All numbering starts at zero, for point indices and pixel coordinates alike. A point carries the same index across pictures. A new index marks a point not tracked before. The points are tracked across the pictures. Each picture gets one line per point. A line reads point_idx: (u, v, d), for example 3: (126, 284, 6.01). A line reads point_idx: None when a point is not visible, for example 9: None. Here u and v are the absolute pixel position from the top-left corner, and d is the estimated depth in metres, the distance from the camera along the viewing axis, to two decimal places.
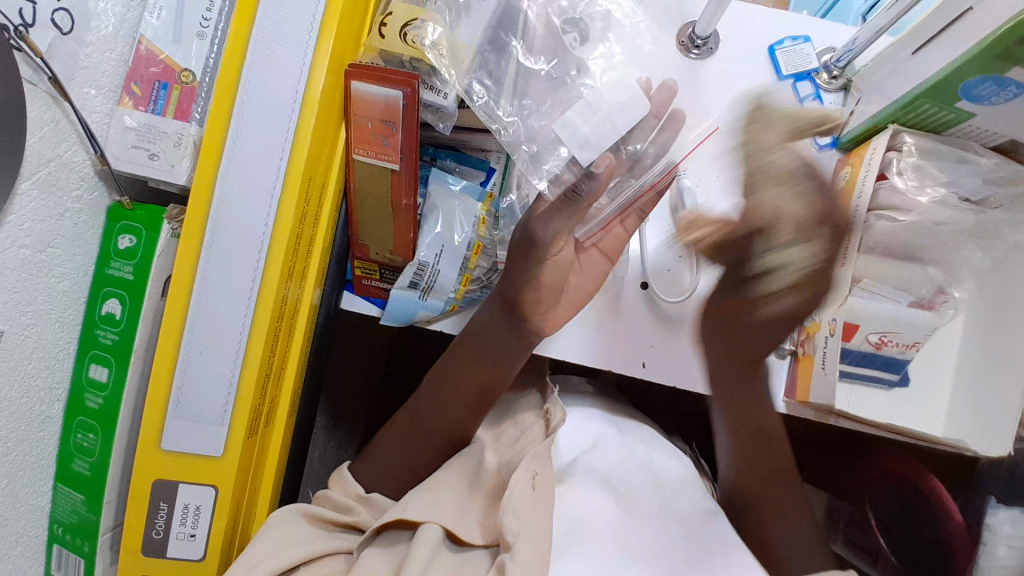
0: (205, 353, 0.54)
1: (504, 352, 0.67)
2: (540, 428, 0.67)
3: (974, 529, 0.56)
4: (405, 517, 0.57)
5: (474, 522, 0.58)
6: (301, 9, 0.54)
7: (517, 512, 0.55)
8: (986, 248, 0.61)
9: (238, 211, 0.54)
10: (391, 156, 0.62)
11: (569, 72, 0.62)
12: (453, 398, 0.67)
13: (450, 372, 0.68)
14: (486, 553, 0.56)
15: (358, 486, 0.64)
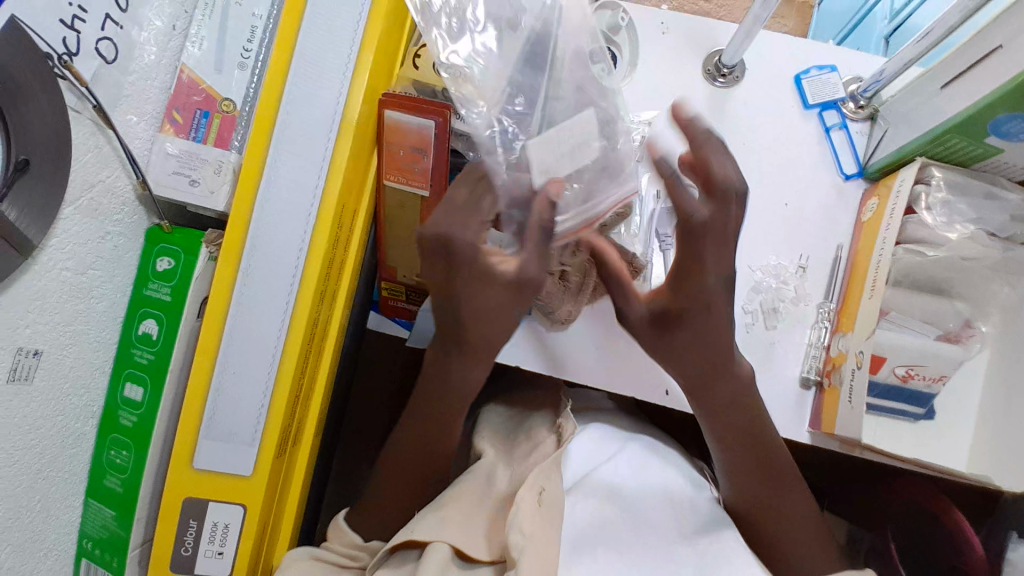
0: (238, 375, 0.55)
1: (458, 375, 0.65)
2: (552, 443, 0.68)
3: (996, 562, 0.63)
4: (413, 538, 0.57)
5: (481, 538, 0.58)
6: (338, 42, 0.56)
7: (521, 527, 0.54)
8: (1014, 284, 0.61)
9: (273, 237, 0.55)
10: (421, 182, 0.63)
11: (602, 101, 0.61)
12: (434, 430, 0.65)
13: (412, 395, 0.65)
14: (493, 571, 0.57)
15: (357, 534, 0.62)
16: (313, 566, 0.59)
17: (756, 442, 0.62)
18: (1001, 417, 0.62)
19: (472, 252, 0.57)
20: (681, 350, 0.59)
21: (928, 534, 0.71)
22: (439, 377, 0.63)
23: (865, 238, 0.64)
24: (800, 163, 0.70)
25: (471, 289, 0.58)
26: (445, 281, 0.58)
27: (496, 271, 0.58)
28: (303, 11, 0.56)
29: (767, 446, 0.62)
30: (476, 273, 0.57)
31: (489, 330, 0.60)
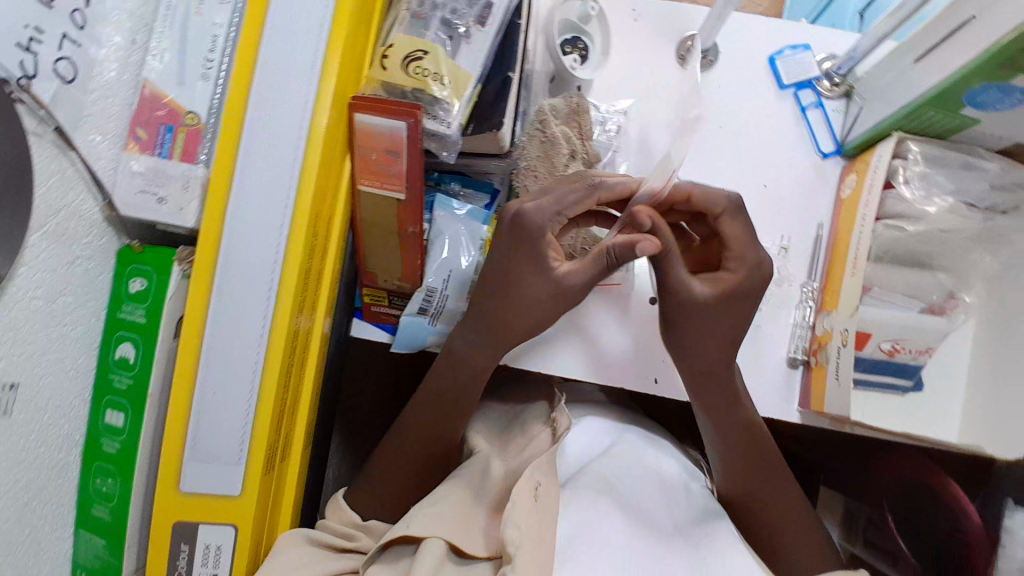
0: (220, 394, 0.54)
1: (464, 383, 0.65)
2: (546, 438, 0.67)
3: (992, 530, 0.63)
4: (409, 534, 0.56)
5: (478, 535, 0.58)
6: (302, 47, 0.55)
7: (517, 523, 0.54)
8: (995, 253, 0.62)
9: (247, 252, 0.54)
10: (396, 185, 0.62)
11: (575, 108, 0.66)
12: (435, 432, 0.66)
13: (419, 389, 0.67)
14: (489, 567, 0.56)
15: (355, 513, 0.64)
16: (312, 551, 0.58)
17: (744, 437, 0.64)
18: (988, 385, 0.62)
19: (539, 237, 0.60)
20: (714, 336, 0.61)
21: (921, 504, 0.72)
22: (451, 374, 0.65)
23: (845, 215, 0.64)
24: (778, 144, 0.69)
25: (524, 275, 0.61)
26: (501, 265, 0.61)
27: (552, 266, 0.61)
28: (264, 18, 0.55)
29: (754, 448, 0.64)
30: (535, 258, 0.61)
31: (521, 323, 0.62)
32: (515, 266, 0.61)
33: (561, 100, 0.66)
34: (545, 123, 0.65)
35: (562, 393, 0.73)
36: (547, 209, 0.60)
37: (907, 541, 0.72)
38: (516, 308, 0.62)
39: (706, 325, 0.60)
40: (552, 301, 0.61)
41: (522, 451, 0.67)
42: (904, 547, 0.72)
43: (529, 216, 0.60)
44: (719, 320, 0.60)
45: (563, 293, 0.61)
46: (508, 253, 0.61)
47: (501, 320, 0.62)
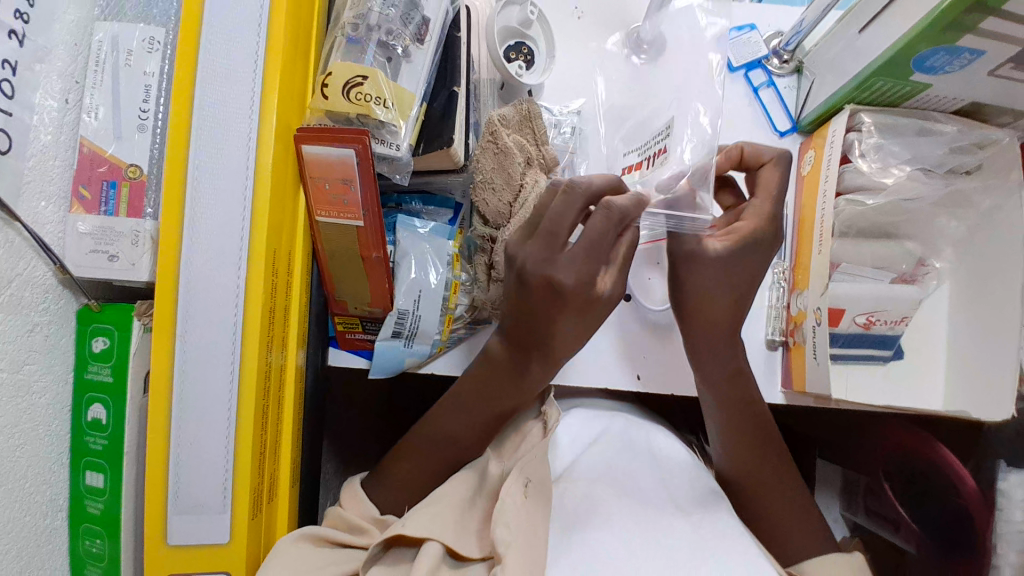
0: (197, 442, 0.54)
1: (502, 395, 0.64)
2: (540, 430, 0.67)
3: (988, 493, 0.64)
4: (405, 534, 0.55)
5: (473, 536, 0.56)
6: (239, 88, 0.55)
7: (508, 523, 0.52)
8: (959, 217, 0.61)
9: (206, 299, 0.54)
10: (353, 212, 0.62)
11: (526, 113, 0.66)
12: (427, 460, 0.65)
13: (460, 404, 0.65)
14: (484, 567, 0.54)
15: (374, 507, 0.62)
16: (312, 550, 0.56)
17: (739, 414, 0.63)
18: (965, 346, 0.62)
19: (582, 294, 0.57)
20: (738, 275, 0.59)
21: (923, 467, 0.71)
22: (484, 387, 0.64)
23: (807, 193, 0.64)
24: (733, 129, 0.69)
25: (568, 315, 0.58)
26: (546, 319, 0.58)
27: (603, 297, 0.58)
28: (195, 63, 0.54)
29: (757, 423, 0.64)
30: (585, 303, 0.57)
31: (572, 345, 0.61)
32: (561, 320, 0.58)
33: (513, 108, 0.66)
34: (496, 134, 0.64)
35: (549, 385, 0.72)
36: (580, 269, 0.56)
37: (906, 508, 0.72)
38: (561, 339, 0.60)
39: (721, 264, 0.59)
40: (595, 316, 0.59)
41: (517, 449, 0.66)
42: (904, 513, 0.72)
43: (565, 279, 0.56)
44: (749, 261, 0.59)
45: (607, 307, 0.59)
46: (556, 313, 0.57)
47: (557, 350, 0.61)
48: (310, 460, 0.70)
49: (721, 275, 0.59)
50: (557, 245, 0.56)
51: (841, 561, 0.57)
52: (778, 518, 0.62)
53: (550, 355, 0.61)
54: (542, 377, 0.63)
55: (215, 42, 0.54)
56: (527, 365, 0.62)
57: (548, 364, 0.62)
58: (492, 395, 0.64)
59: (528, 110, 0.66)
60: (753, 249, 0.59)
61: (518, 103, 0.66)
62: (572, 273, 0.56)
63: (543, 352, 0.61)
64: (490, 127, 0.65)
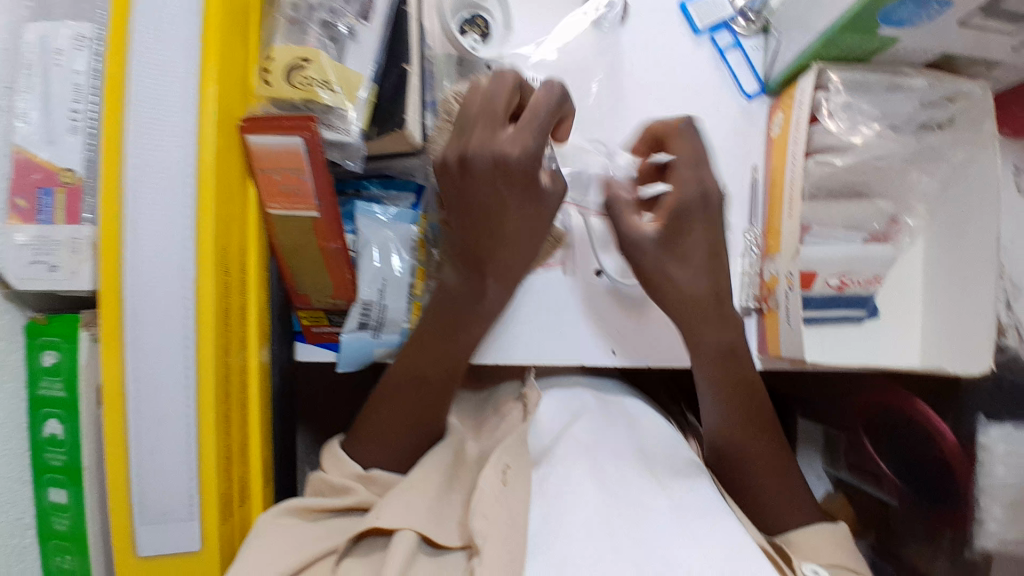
0: (159, 451, 0.53)
1: (464, 325, 0.61)
2: (519, 413, 0.65)
3: (969, 447, 0.65)
4: (379, 526, 0.53)
5: (450, 523, 0.55)
6: (173, 80, 0.52)
7: (486, 513, 0.51)
8: (932, 172, 0.60)
9: (155, 304, 0.52)
10: (306, 203, 0.59)
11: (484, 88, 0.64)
12: (409, 420, 0.61)
13: (421, 343, 0.61)
14: (462, 557, 0.54)
15: (356, 465, 0.59)
16: (294, 527, 0.55)
17: (732, 388, 0.62)
18: (941, 303, 0.61)
19: (529, 171, 0.54)
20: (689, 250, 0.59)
21: (898, 421, 0.71)
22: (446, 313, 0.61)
23: (776, 156, 0.62)
24: (699, 92, 0.67)
25: (516, 203, 0.56)
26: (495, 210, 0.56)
27: (547, 189, 0.57)
28: (128, 57, 0.51)
29: (750, 394, 0.63)
30: (532, 191, 0.56)
31: (520, 253, 0.60)
32: (511, 210, 0.56)
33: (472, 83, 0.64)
34: (453, 113, 0.62)
35: (530, 366, 0.70)
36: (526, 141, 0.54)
37: (890, 462, 0.72)
38: (510, 237, 0.58)
39: (658, 246, 0.58)
40: (538, 213, 0.58)
41: (495, 430, 0.65)
42: (886, 468, 0.72)
43: (512, 152, 0.53)
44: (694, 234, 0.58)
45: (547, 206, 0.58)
46: (506, 199, 0.55)
47: (516, 256, 0.59)
48: (284, 458, 0.68)
49: (666, 252, 0.58)
50: (499, 121, 0.54)
51: (826, 544, 0.57)
52: (767, 490, 0.61)
53: (503, 262, 0.60)
54: (502, 300, 0.61)
55: (147, 32, 0.51)
56: (483, 282, 0.60)
57: (503, 276, 0.60)
58: (451, 329, 0.61)
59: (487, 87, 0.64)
60: (692, 227, 0.58)
61: (476, 77, 0.65)
62: (518, 145, 0.53)
63: (494, 258, 0.59)
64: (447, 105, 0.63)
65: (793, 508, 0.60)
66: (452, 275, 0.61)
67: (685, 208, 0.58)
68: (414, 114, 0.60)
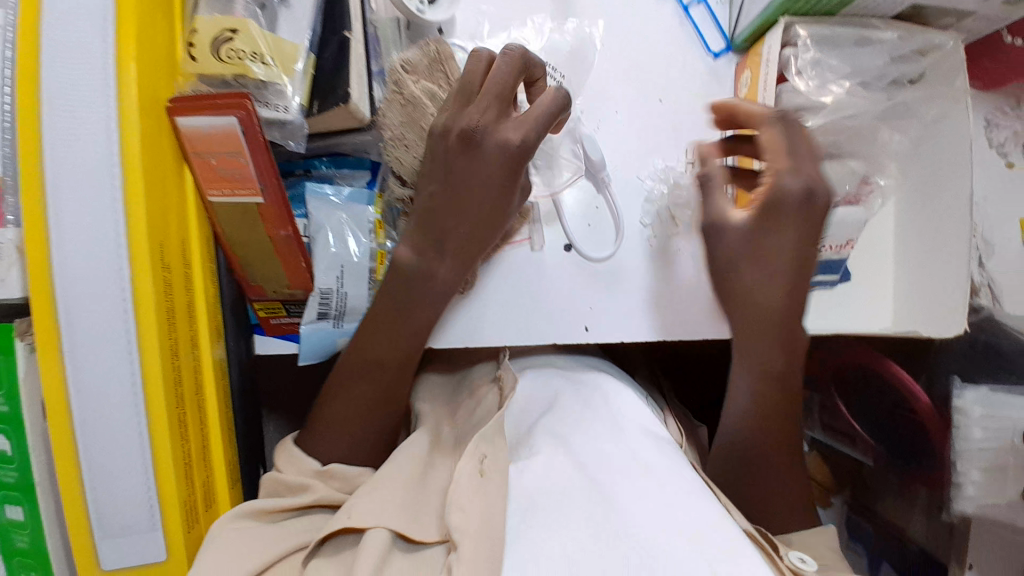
0: (111, 464, 0.49)
1: (419, 307, 0.58)
2: (495, 398, 0.65)
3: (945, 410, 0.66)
4: (350, 526, 0.50)
5: (430, 518, 0.53)
6: (89, 60, 0.46)
7: (463, 508, 0.51)
8: (904, 130, 0.58)
9: (90, 308, 0.48)
10: (249, 188, 0.55)
11: (433, 55, 0.60)
12: (366, 412, 0.58)
13: (377, 327, 0.58)
14: (442, 551, 0.51)
15: (313, 460, 0.57)
16: (255, 533, 0.53)
17: (789, 395, 0.58)
18: (913, 263, 0.60)
19: (520, 161, 0.55)
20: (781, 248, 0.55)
21: (874, 381, 0.71)
22: (402, 295, 0.57)
23: (745, 116, 0.61)
24: (664, 52, 0.65)
25: (496, 196, 0.56)
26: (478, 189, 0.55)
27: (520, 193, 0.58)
28: (39, 41, 0.46)
29: (791, 390, 0.58)
30: (511, 175, 0.55)
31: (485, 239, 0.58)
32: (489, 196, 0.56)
33: (420, 50, 0.60)
34: (400, 83, 0.59)
35: (504, 349, 0.70)
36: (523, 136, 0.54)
37: (861, 422, 0.73)
38: (477, 230, 0.57)
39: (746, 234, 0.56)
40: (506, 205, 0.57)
41: (471, 415, 0.65)
42: (860, 428, 0.74)
43: (513, 139, 0.54)
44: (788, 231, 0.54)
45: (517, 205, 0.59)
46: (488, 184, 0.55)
47: (471, 234, 0.57)
48: (250, 456, 0.66)
49: (749, 249, 0.55)
50: (508, 104, 0.54)
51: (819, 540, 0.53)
52: (757, 480, 0.57)
53: (464, 250, 0.58)
54: (451, 281, 0.58)
55: (57, 9, 0.46)
56: (430, 256, 0.57)
57: (460, 259, 0.58)
58: (403, 312, 0.58)
59: (436, 53, 0.60)
60: (781, 214, 0.54)
61: (423, 46, 0.60)
62: (521, 130, 0.54)
63: (451, 238, 0.57)
64: (393, 78, 0.59)
65: (788, 500, 0.56)
66: (403, 251, 0.58)
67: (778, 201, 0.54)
68: (358, 88, 0.56)
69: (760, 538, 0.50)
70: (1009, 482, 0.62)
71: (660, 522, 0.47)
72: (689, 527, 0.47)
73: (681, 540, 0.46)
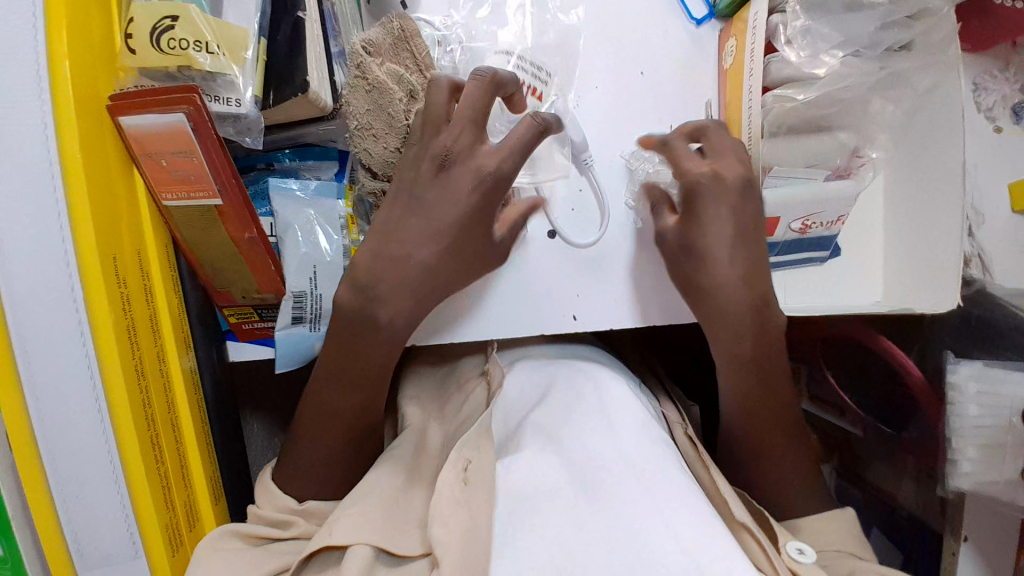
0: (85, 493, 0.47)
1: (372, 343, 0.54)
2: (484, 391, 0.66)
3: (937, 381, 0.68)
4: (331, 544, 0.49)
5: (411, 530, 0.52)
6: (16, 58, 0.42)
7: (444, 523, 0.50)
8: (896, 100, 0.56)
9: (43, 332, 0.44)
10: (206, 190, 0.51)
11: (396, 33, 0.55)
12: (336, 449, 0.55)
13: (334, 366, 0.54)
14: (426, 564, 0.50)
15: (289, 498, 0.55)
16: (238, 551, 0.51)
17: (765, 369, 0.57)
18: (904, 237, 0.59)
19: (495, 189, 0.52)
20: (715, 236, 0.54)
21: (866, 355, 0.74)
22: (362, 336, 0.53)
23: (732, 88, 0.58)
24: (645, 22, 0.62)
25: (471, 229, 0.53)
26: (449, 221, 0.52)
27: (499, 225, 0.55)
28: None
29: (775, 385, 0.59)
30: (488, 206, 0.53)
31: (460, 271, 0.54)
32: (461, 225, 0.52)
33: (383, 27, 0.55)
34: (364, 67, 0.54)
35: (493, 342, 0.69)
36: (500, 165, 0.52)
37: (852, 395, 0.76)
38: (450, 262, 0.53)
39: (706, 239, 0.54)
40: (483, 236, 0.54)
41: (459, 411, 0.65)
42: (849, 400, 0.76)
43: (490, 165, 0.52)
44: (717, 217, 0.54)
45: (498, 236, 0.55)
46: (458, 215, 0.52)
47: (429, 273, 0.53)
48: (232, 466, 0.64)
49: (721, 260, 0.54)
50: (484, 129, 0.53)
51: (827, 526, 0.56)
52: (757, 465, 0.58)
53: (431, 284, 0.54)
54: (408, 317, 0.54)
55: None
56: (377, 302, 0.52)
57: (422, 293, 0.53)
58: (351, 357, 0.54)
59: (399, 30, 0.55)
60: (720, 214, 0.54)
61: (385, 22, 0.55)
62: (498, 156, 0.52)
63: (410, 272, 0.53)
64: (354, 60, 0.55)
65: (785, 482, 0.58)
66: (345, 295, 0.53)
67: (697, 193, 0.54)
68: (316, 73, 0.51)
69: (757, 532, 0.50)
70: (1008, 460, 0.59)
71: (654, 521, 0.45)
72: (685, 535, 0.45)
73: (676, 548, 0.44)
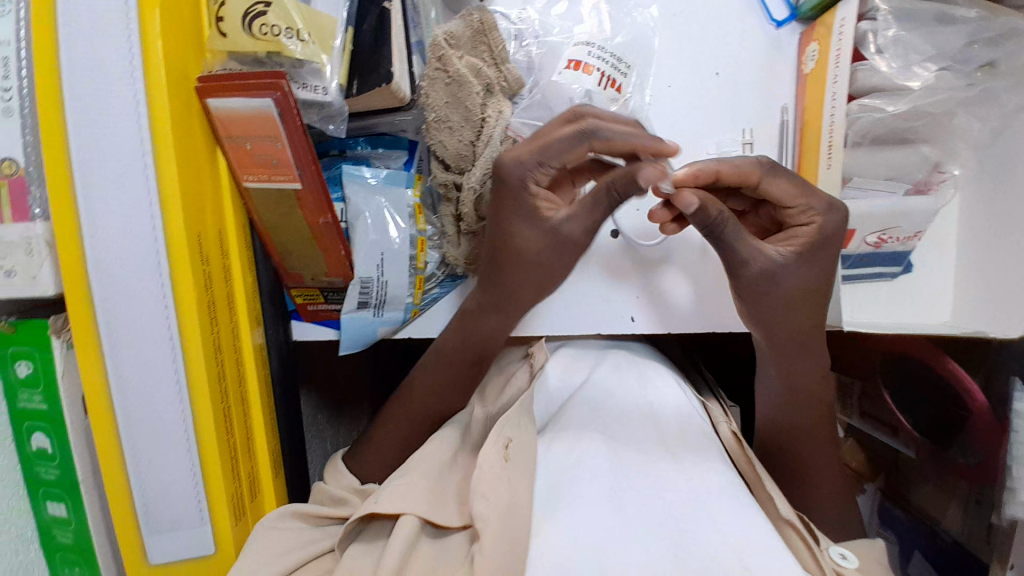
0: (158, 461, 0.49)
1: (469, 344, 0.60)
2: (524, 373, 0.63)
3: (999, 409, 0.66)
4: (378, 510, 0.50)
5: (452, 503, 0.52)
6: (113, 42, 0.43)
7: (484, 495, 0.46)
8: (983, 118, 0.54)
9: (130, 303, 0.46)
10: (287, 173, 0.52)
11: (475, 24, 0.56)
12: (408, 437, 0.62)
13: (431, 363, 0.62)
14: (464, 538, 0.49)
15: (354, 479, 0.60)
16: (294, 528, 0.54)
17: (818, 385, 0.59)
18: (979, 258, 0.57)
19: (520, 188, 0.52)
20: (794, 298, 0.53)
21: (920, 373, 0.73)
22: (462, 332, 0.60)
23: (811, 94, 0.57)
24: (724, 23, 0.61)
25: (523, 235, 0.53)
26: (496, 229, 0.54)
27: (555, 230, 0.53)
28: (56, 20, 0.43)
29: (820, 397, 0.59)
30: (525, 209, 0.53)
31: (528, 280, 0.56)
32: (515, 233, 0.54)
33: (464, 18, 0.56)
34: (446, 60, 0.55)
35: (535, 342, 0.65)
36: (522, 158, 0.51)
37: (907, 414, 0.74)
38: (520, 272, 0.55)
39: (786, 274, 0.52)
40: (549, 248, 0.54)
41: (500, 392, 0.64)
42: (904, 420, 0.74)
43: (505, 167, 0.52)
44: (803, 275, 0.52)
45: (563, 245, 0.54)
46: (503, 219, 0.54)
47: (490, 275, 0.57)
48: (292, 442, 0.66)
49: (796, 283, 0.53)
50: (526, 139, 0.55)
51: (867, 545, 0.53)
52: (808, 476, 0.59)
53: (494, 287, 0.57)
54: (488, 326, 0.59)
55: None
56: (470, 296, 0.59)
57: (498, 303, 0.57)
58: (445, 349, 0.61)
59: (479, 22, 0.55)
60: (825, 247, 0.52)
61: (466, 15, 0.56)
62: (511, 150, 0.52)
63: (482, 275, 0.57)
64: (433, 51, 0.55)
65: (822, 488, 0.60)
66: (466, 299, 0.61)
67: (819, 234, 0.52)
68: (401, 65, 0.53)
69: (802, 530, 0.49)
70: None
71: (694, 521, 0.44)
72: (732, 533, 0.43)
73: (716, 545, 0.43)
